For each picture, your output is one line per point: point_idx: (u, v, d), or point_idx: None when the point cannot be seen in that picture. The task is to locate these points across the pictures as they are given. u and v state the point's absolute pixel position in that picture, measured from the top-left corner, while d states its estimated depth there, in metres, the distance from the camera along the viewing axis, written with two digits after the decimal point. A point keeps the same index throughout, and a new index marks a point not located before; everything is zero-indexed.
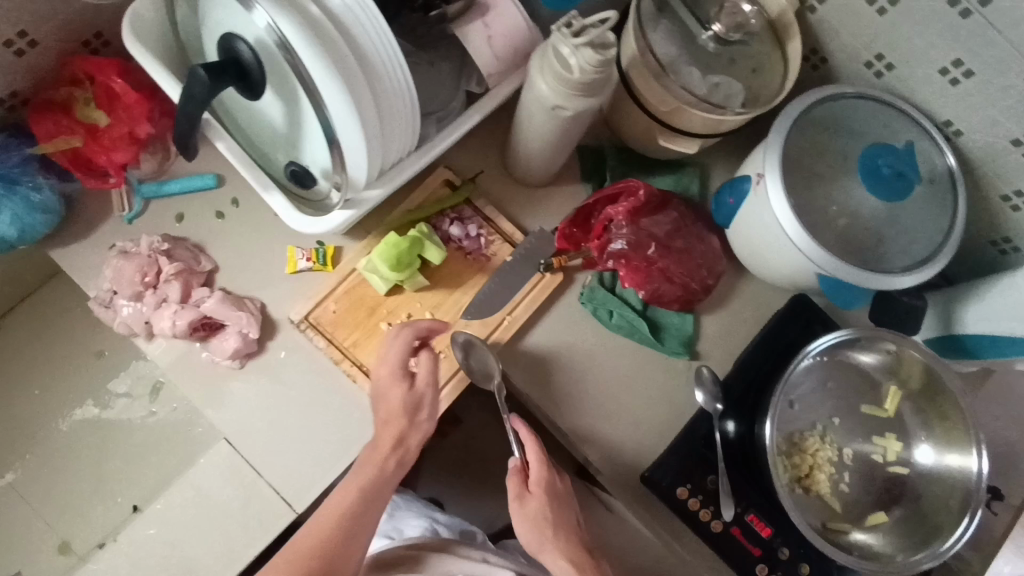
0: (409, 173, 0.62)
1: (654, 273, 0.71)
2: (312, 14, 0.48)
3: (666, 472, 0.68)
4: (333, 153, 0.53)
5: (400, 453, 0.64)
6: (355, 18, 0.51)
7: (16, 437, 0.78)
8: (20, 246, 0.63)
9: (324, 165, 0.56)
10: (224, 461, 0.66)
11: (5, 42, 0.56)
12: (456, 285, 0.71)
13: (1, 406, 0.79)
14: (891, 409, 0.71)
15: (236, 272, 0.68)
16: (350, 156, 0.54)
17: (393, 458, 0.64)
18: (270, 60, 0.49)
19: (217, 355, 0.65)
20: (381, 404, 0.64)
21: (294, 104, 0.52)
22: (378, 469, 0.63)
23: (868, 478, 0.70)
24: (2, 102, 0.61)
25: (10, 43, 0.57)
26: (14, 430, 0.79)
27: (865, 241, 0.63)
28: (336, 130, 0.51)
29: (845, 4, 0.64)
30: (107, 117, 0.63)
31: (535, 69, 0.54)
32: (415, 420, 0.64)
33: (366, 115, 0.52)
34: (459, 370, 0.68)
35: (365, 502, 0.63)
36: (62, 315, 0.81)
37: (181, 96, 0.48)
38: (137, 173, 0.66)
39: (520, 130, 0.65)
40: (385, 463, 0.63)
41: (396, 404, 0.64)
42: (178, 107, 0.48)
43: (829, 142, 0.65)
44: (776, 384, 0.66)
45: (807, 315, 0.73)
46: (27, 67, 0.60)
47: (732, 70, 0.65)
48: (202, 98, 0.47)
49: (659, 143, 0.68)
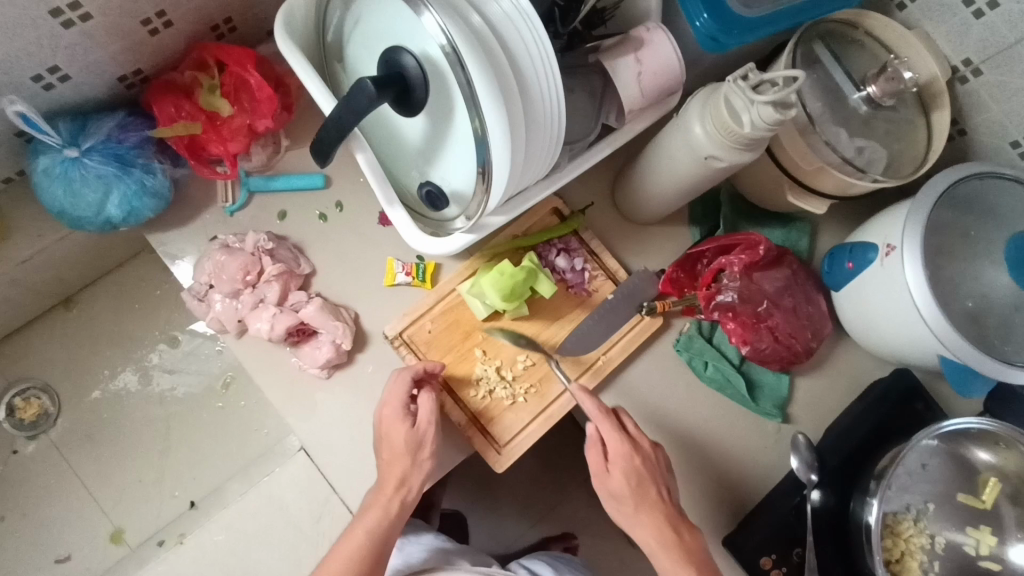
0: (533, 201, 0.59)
1: (762, 330, 0.68)
2: (474, 24, 0.47)
3: (751, 538, 0.65)
4: (476, 175, 0.51)
5: (407, 495, 0.59)
6: (519, 38, 0.49)
7: (83, 422, 0.83)
8: (122, 227, 0.62)
9: (459, 188, 0.53)
10: (302, 471, 0.64)
11: (142, 21, 0.55)
12: (555, 318, 0.68)
13: (73, 387, 0.83)
14: (988, 502, 0.66)
15: (333, 278, 0.66)
16: (493, 183, 0.51)
17: (397, 499, 0.58)
18: (433, 76, 0.47)
19: (306, 363, 0.63)
20: (384, 442, 0.60)
21: (444, 123, 0.50)
22: (383, 512, 0.58)
23: (959, 571, 0.65)
24: (125, 80, 0.61)
25: (147, 22, 0.56)
26: (83, 414, 0.83)
27: (994, 325, 0.60)
28: (486, 155, 0.49)
29: (1002, 81, 0.62)
30: (231, 107, 0.61)
31: (695, 113, 0.55)
32: (417, 460, 0.59)
33: (515, 138, 0.49)
34: (544, 408, 0.66)
35: (376, 546, 0.57)
36: (144, 307, 0.86)
37: (342, 105, 0.46)
38: (246, 165, 0.65)
39: (649, 172, 0.63)
40: (389, 506, 0.58)
41: (417, 444, 0.59)
42: (335, 114, 0.46)
43: (971, 219, 0.62)
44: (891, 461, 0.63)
45: (910, 393, 0.71)
46: (155, 48, 0.59)
47: (877, 134, 0.64)
48: (364, 110, 0.45)
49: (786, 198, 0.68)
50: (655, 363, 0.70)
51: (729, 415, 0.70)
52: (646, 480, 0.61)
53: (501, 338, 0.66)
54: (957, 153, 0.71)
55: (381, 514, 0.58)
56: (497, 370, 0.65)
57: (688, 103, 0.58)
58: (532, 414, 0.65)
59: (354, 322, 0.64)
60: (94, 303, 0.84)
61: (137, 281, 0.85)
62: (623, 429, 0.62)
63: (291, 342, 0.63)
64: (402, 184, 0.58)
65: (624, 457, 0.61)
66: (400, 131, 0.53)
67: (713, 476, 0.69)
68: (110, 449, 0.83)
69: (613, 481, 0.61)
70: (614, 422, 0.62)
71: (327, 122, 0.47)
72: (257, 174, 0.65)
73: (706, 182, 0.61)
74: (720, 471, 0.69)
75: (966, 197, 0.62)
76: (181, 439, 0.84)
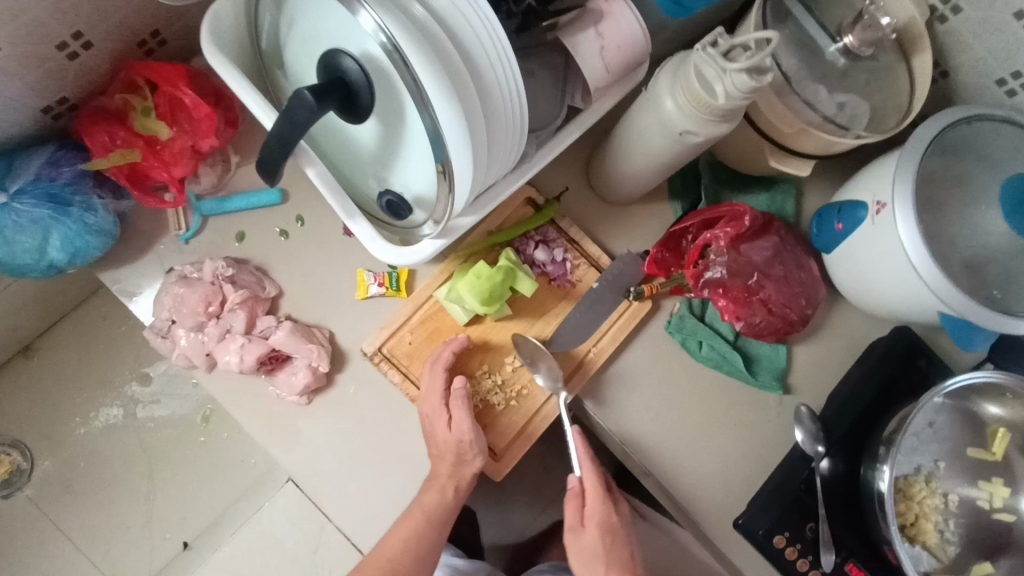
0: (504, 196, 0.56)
1: (754, 304, 0.65)
2: (416, 16, 0.43)
3: (762, 518, 0.63)
4: (437, 178, 0.47)
5: (459, 482, 0.59)
6: (468, 24, 0.45)
7: (72, 471, 0.84)
8: (70, 269, 0.58)
9: (422, 193, 0.50)
10: None
11: (58, 45, 0.51)
12: (540, 314, 0.65)
13: (56, 439, 0.85)
14: (999, 452, 0.64)
15: (302, 298, 0.62)
16: (457, 185, 0.47)
17: (451, 484, 0.59)
18: (377, 77, 0.43)
19: (284, 391, 0.60)
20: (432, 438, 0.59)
21: (396, 126, 0.46)
22: (439, 495, 0.59)
23: (974, 526, 0.64)
24: (50, 110, 0.56)
25: (64, 46, 0.51)
26: (71, 464, 0.85)
27: (997, 277, 0.57)
28: (445, 155, 0.45)
29: (984, 16, 0.58)
30: (170, 130, 0.57)
31: (664, 86, 0.52)
32: (462, 460, 0.58)
33: (476, 135, 0.46)
34: (548, 402, 0.63)
35: (430, 528, 0.59)
36: (110, 350, 0.87)
37: (282, 120, 0.42)
38: (195, 189, 0.61)
39: (622, 151, 0.59)
40: (445, 490, 0.59)
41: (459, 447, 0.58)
42: (276, 131, 0.43)
43: (964, 168, 0.59)
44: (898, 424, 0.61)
45: (912, 350, 0.68)
46: (78, 73, 0.55)
47: (858, 86, 0.60)
48: (306, 124, 0.41)
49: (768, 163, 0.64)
50: (647, 348, 0.68)
51: (728, 392, 0.68)
52: (617, 543, 0.63)
53: (486, 342, 0.63)
54: (942, 96, 0.68)
55: (438, 499, 0.59)
56: (488, 373, 0.63)
57: (657, 75, 0.54)
58: (525, 415, 0.63)
59: (328, 340, 0.61)
60: (64, 354, 0.86)
61: (100, 319, 0.86)
62: (602, 492, 0.64)
63: (267, 370, 0.60)
64: (362, 193, 0.54)
65: (600, 513, 0.63)
66: (350, 136, 0.49)
67: (716, 456, 0.67)
68: (100, 497, 0.84)
69: (586, 536, 0.63)
70: (598, 485, 0.64)
71: (269, 138, 0.43)
72: (209, 195, 0.62)
73: (682, 158, 0.58)
74: (722, 451, 0.67)
75: (954, 144, 0.59)
76: (168, 479, 0.85)
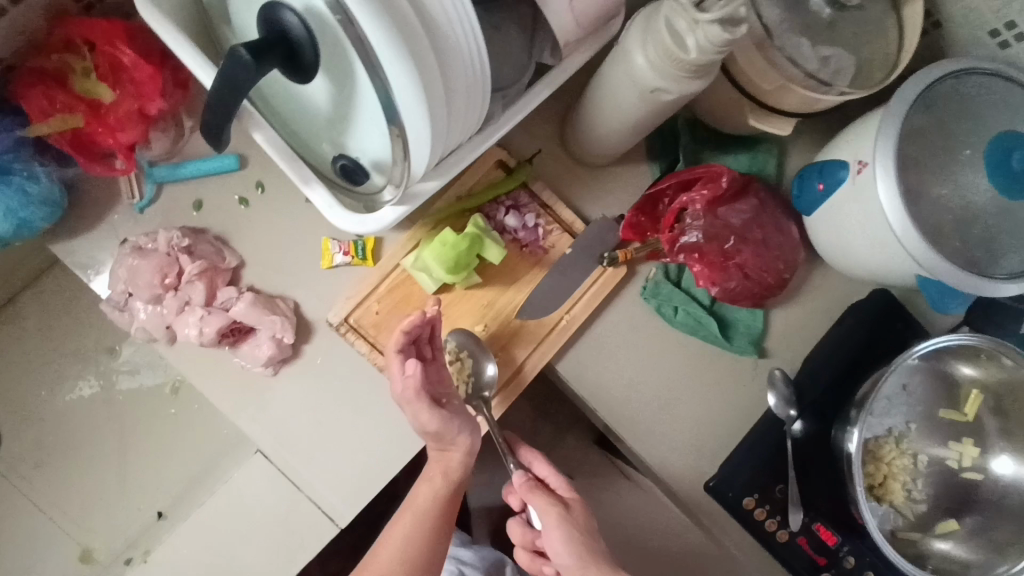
0: (469, 159, 0.54)
1: (730, 269, 0.63)
2: None
3: (733, 480, 0.64)
4: (393, 141, 0.45)
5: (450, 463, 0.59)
6: None
7: (46, 441, 0.85)
8: (17, 241, 0.55)
9: (378, 157, 0.47)
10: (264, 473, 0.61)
11: None
12: (510, 282, 0.64)
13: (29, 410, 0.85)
14: (971, 414, 0.64)
15: (265, 268, 0.60)
16: (413, 148, 0.45)
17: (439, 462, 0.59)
18: (322, 33, 0.40)
19: (249, 363, 0.58)
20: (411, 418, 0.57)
21: (347, 85, 0.43)
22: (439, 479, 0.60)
23: (942, 485, 0.65)
24: None
25: None
26: (45, 434, 0.85)
27: (980, 238, 0.56)
28: (400, 117, 0.42)
29: None
30: (113, 92, 0.54)
31: (635, 40, 0.48)
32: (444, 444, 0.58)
33: (433, 96, 0.43)
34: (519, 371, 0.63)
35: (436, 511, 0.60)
36: (76, 320, 0.87)
37: (220, 80, 0.39)
38: (147, 154, 0.58)
39: (594, 109, 0.57)
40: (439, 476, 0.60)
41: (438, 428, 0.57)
42: (215, 92, 0.40)
43: (952, 124, 0.56)
44: (868, 387, 0.61)
45: (888, 312, 0.68)
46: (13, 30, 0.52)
47: (844, 38, 0.57)
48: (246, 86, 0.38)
49: (748, 122, 0.62)
50: (621, 315, 0.67)
51: (703, 357, 0.67)
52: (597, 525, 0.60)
53: (454, 311, 0.62)
54: (933, 49, 0.65)
55: (436, 485, 0.59)
56: (459, 341, 0.62)
57: (628, 28, 0.51)
58: (497, 383, 0.62)
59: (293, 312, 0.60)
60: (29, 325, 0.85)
61: (65, 290, 0.86)
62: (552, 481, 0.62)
63: (231, 343, 0.59)
64: (318, 158, 0.52)
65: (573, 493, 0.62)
66: (301, 97, 0.46)
67: (689, 421, 0.67)
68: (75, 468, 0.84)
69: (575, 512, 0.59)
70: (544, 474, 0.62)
71: (208, 101, 0.40)
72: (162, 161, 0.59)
73: (656, 118, 0.55)
74: (696, 416, 0.67)
75: (942, 98, 0.56)
76: (141, 449, 0.85)
